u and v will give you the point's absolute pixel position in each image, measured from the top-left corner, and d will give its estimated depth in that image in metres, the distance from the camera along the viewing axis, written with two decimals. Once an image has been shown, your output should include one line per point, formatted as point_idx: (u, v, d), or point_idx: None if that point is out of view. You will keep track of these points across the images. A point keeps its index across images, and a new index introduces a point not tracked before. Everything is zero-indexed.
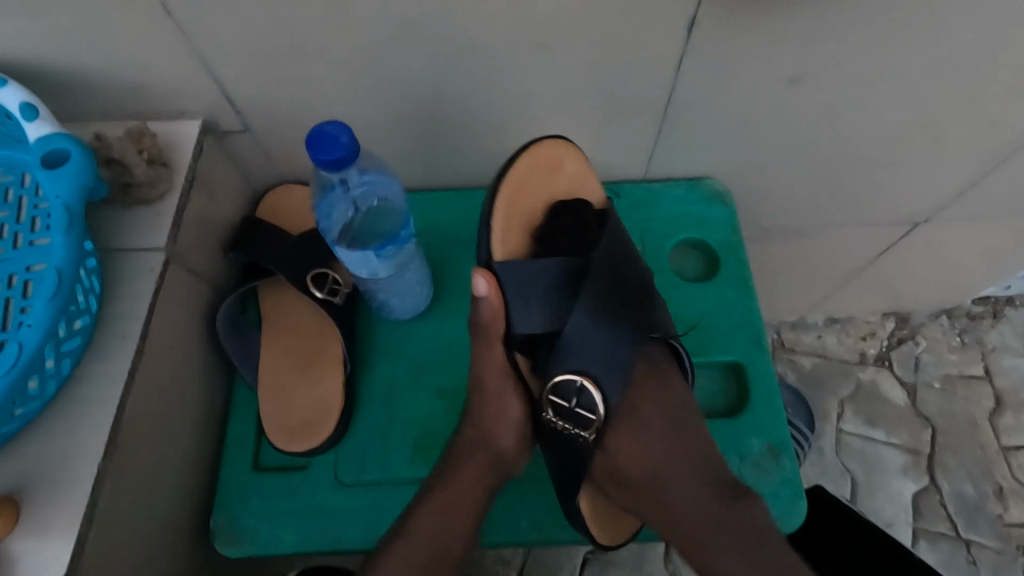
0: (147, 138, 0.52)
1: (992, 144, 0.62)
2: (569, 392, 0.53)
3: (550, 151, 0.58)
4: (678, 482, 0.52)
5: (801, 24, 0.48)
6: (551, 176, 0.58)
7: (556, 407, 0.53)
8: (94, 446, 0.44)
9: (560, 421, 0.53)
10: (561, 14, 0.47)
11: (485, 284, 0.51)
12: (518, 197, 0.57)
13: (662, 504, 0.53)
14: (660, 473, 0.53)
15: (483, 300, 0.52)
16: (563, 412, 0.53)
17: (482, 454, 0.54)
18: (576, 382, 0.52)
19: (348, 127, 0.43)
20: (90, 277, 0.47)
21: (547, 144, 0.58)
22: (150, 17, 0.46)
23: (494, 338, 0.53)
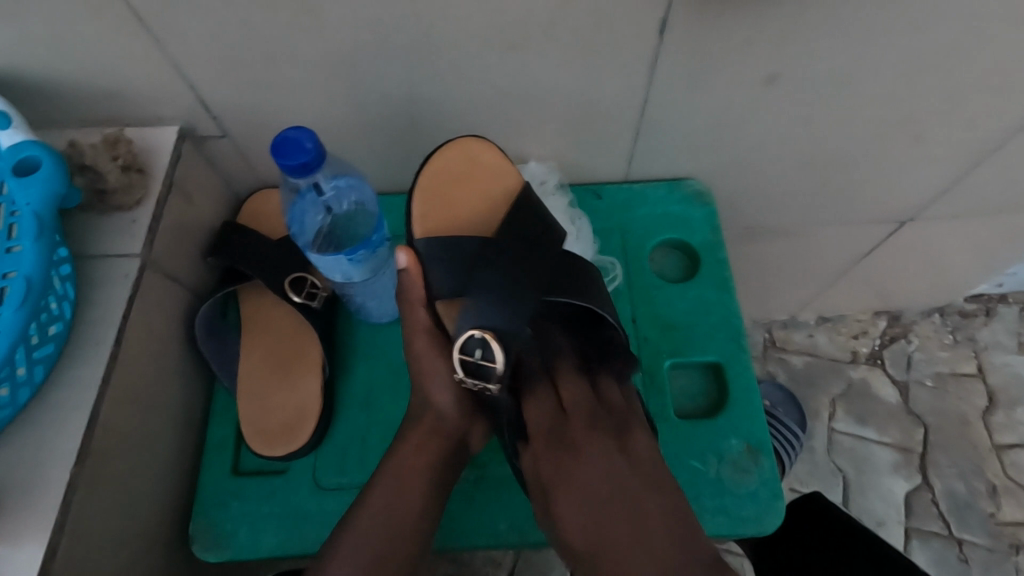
0: (122, 144, 0.52)
1: (972, 141, 0.62)
2: (472, 347, 0.51)
3: (473, 149, 0.57)
4: (620, 493, 0.47)
5: (774, 24, 0.48)
6: (472, 167, 0.57)
7: (462, 364, 0.51)
8: (66, 453, 0.44)
9: (469, 380, 0.52)
10: (532, 17, 0.47)
11: (405, 258, 0.53)
12: (438, 182, 0.57)
13: (616, 528, 0.45)
14: (608, 488, 0.48)
15: (405, 271, 0.53)
16: (469, 370, 0.51)
17: (427, 419, 0.55)
18: (478, 335, 0.50)
19: (313, 132, 0.44)
20: (64, 285, 0.48)
21: (475, 144, 0.57)
22: (121, 24, 0.46)
23: (416, 302, 0.54)
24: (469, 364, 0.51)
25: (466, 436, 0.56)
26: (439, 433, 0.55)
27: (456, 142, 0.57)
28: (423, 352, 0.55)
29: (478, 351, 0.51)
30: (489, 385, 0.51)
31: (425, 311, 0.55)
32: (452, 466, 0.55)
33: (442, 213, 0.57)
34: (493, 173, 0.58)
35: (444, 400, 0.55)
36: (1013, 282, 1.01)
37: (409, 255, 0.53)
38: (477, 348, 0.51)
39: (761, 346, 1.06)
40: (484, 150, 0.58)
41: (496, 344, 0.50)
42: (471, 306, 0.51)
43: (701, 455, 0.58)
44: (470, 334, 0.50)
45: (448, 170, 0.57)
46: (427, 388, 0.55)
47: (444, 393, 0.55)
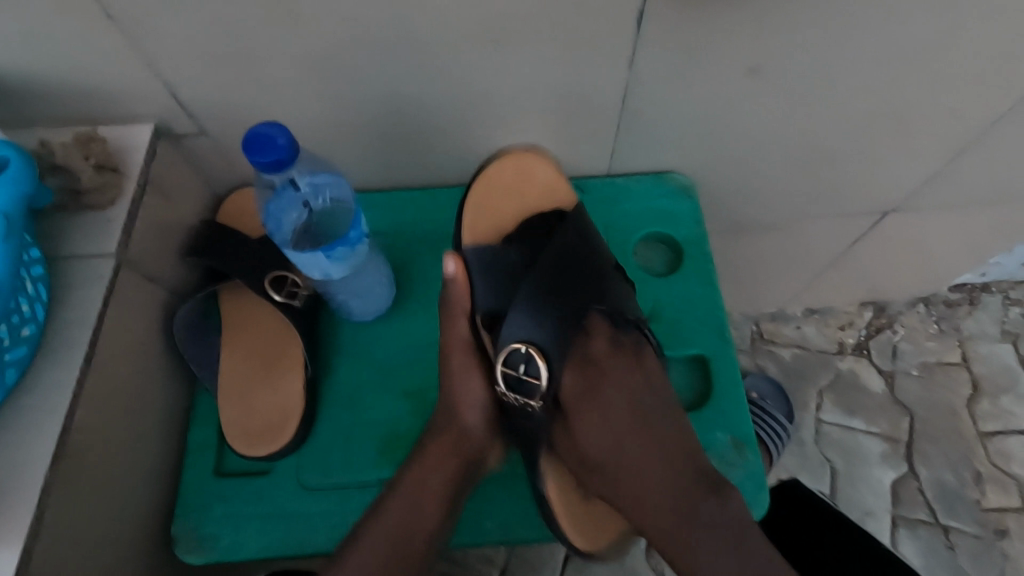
0: (96, 143, 0.51)
1: (951, 132, 0.62)
2: (516, 360, 0.53)
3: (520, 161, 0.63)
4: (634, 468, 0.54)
5: (752, 15, 0.47)
6: (519, 180, 0.63)
7: (506, 378, 0.54)
8: (41, 457, 0.44)
9: (511, 394, 0.54)
10: (509, 11, 0.47)
11: (455, 266, 0.55)
12: (486, 192, 0.62)
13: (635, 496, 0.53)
14: (624, 465, 0.54)
15: (453, 281, 0.55)
16: (514, 384, 0.54)
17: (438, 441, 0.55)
18: (522, 349, 0.53)
19: (285, 127, 0.43)
20: (36, 286, 0.47)
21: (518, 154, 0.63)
22: (90, 20, 0.45)
23: (460, 313, 0.56)
24: (514, 377, 0.54)
25: (484, 456, 0.57)
26: (458, 450, 0.55)
27: (502, 155, 0.62)
28: (460, 370, 0.56)
29: (522, 364, 0.53)
30: (533, 402, 0.54)
31: (466, 322, 0.57)
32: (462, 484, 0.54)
33: (489, 221, 0.61)
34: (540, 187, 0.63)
35: (474, 422, 0.56)
36: (997, 272, 1.02)
37: (458, 263, 0.55)
38: (522, 363, 0.53)
39: (749, 339, 1.06)
40: (534, 163, 0.63)
41: (540, 358, 0.53)
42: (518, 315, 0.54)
43: None
44: (514, 348, 0.53)
45: (496, 182, 0.62)
46: (456, 409, 0.55)
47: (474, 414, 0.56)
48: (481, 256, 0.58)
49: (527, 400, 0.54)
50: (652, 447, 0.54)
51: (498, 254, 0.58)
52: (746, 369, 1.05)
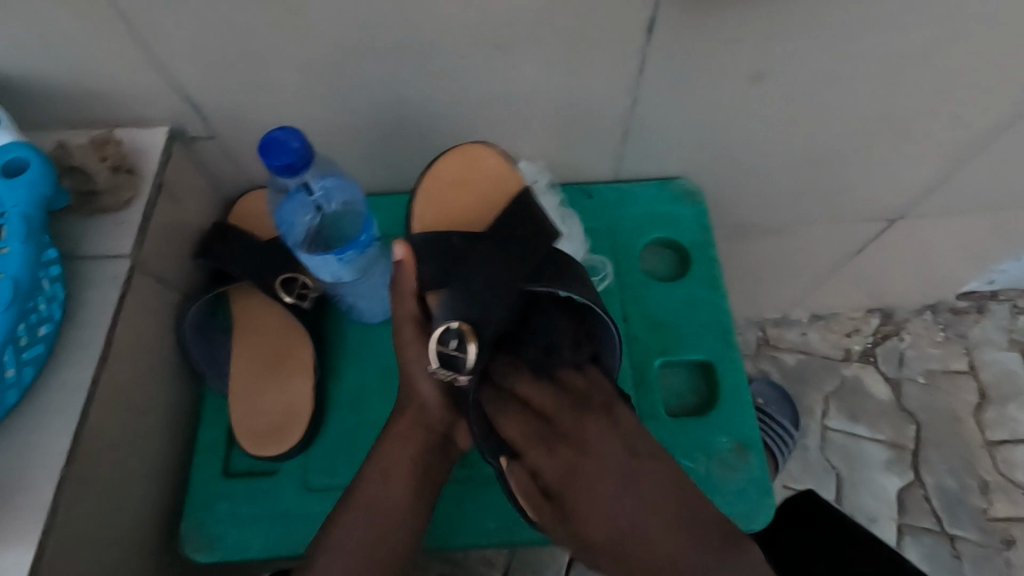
0: (110, 145, 0.53)
1: (957, 139, 0.63)
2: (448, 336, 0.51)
3: (478, 155, 0.59)
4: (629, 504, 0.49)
5: (759, 23, 0.48)
6: (472, 172, 0.59)
7: (437, 354, 0.52)
8: (55, 454, 0.45)
9: (442, 371, 0.52)
10: (518, 18, 0.47)
11: (403, 251, 0.53)
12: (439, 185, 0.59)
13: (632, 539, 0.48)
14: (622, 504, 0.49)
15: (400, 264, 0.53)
16: (445, 360, 0.52)
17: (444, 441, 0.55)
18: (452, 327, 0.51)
19: (299, 132, 0.44)
20: (54, 286, 0.47)
21: (476, 150, 0.60)
22: (107, 25, 0.46)
23: (409, 292, 0.54)
24: (446, 353, 0.52)
25: (450, 432, 0.56)
26: (422, 422, 0.54)
27: (460, 148, 0.59)
28: (409, 343, 0.54)
29: (455, 340, 0.51)
30: (459, 376, 0.52)
31: (414, 301, 0.54)
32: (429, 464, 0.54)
33: (439, 213, 0.59)
34: (494, 179, 0.60)
35: (428, 394, 0.54)
36: (1004, 279, 1.01)
37: (406, 248, 0.53)
38: (454, 339, 0.51)
39: (753, 344, 1.06)
40: (488, 156, 0.60)
41: (471, 337, 0.51)
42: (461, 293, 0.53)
43: (691, 452, 0.59)
44: (451, 325, 0.51)
45: (447, 174, 0.59)
46: (415, 381, 0.54)
47: (429, 384, 0.54)
48: (447, 241, 0.55)
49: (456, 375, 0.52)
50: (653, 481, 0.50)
51: (467, 245, 0.55)
52: (751, 374, 1.05)
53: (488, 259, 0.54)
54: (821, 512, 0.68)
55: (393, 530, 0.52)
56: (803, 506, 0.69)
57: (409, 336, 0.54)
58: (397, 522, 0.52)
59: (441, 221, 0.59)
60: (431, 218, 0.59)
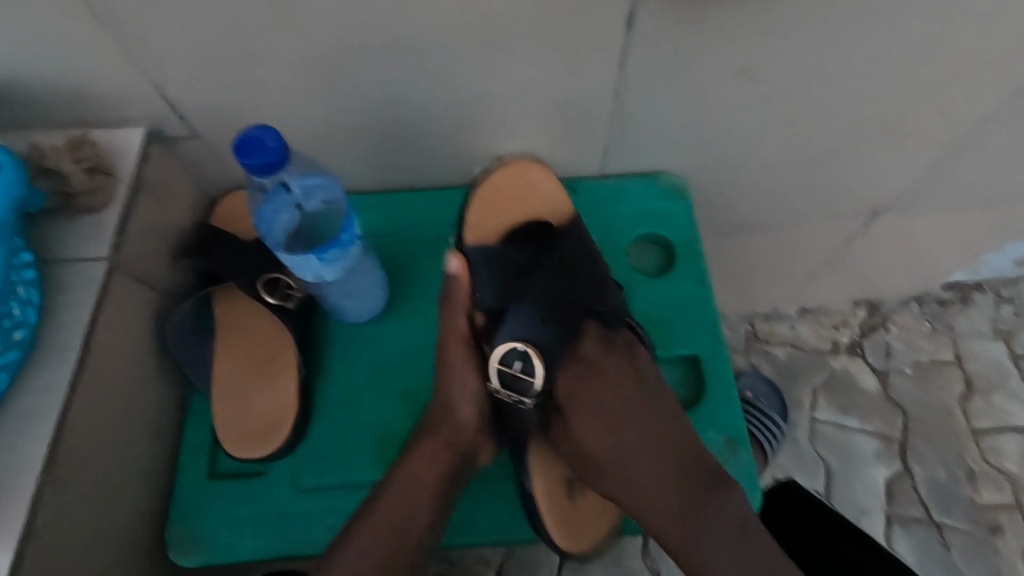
0: (87, 147, 0.51)
1: (940, 132, 0.63)
2: (511, 358, 0.53)
3: (537, 174, 0.63)
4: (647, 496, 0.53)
5: (741, 17, 0.48)
6: (528, 189, 0.63)
7: (500, 376, 0.54)
8: (33, 460, 0.44)
9: (504, 391, 0.54)
10: (500, 14, 0.47)
11: (458, 263, 0.54)
12: (491, 199, 0.63)
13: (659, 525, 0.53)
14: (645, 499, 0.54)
15: (455, 278, 0.54)
16: (508, 382, 0.54)
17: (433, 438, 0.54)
18: (519, 349, 0.53)
19: (275, 130, 0.43)
20: (28, 289, 0.47)
21: (533, 169, 0.63)
22: (82, 24, 0.45)
23: (461, 308, 0.55)
24: (508, 375, 0.54)
25: (474, 454, 0.56)
26: (452, 446, 0.54)
27: (521, 164, 0.63)
28: (456, 362, 0.55)
29: (518, 362, 0.53)
30: (526, 399, 0.54)
31: (465, 319, 0.55)
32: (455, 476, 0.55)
33: (495, 224, 0.62)
34: (545, 198, 0.62)
35: (467, 417, 0.55)
36: (989, 270, 1.02)
37: (461, 260, 0.54)
38: (518, 361, 0.53)
39: (744, 338, 1.06)
40: (540, 175, 0.63)
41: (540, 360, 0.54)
42: (517, 315, 0.54)
43: None
44: (511, 346, 0.53)
45: (510, 189, 0.63)
46: (450, 399, 0.55)
47: (468, 407, 0.55)
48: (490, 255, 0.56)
49: (521, 397, 0.54)
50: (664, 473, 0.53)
51: (501, 253, 0.57)
52: (741, 368, 1.05)
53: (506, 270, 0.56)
54: (804, 501, 0.68)
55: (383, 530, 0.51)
56: (784, 496, 0.69)
57: (456, 352, 0.55)
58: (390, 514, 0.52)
59: (490, 233, 0.62)
60: (487, 228, 0.62)
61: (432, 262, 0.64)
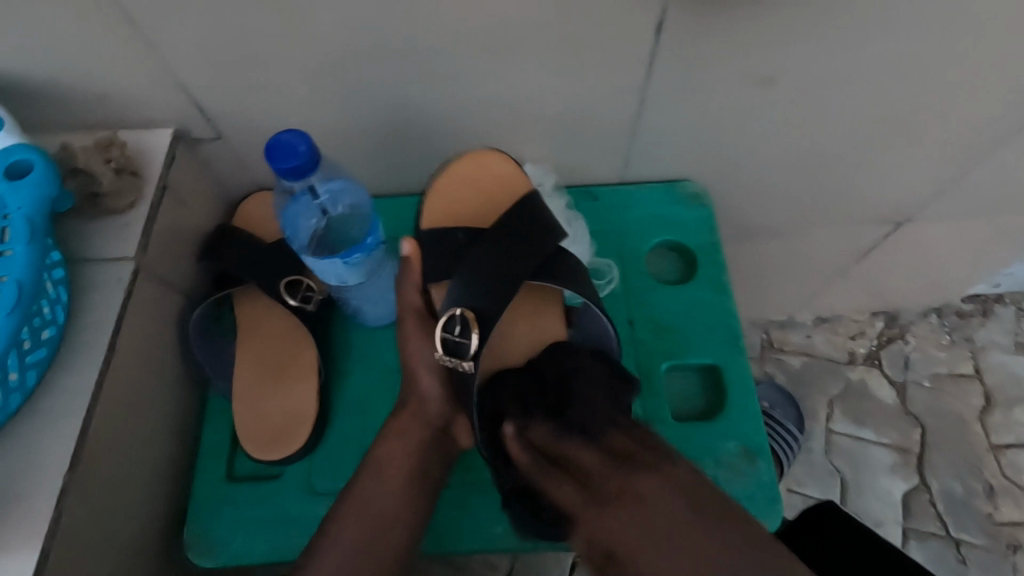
0: (115, 147, 0.52)
1: (967, 142, 0.62)
2: (453, 323, 0.53)
3: (498, 164, 0.60)
4: (625, 517, 0.44)
5: (770, 25, 0.47)
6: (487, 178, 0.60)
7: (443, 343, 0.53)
8: (58, 459, 0.44)
9: (447, 357, 0.53)
10: (526, 19, 0.47)
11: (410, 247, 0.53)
12: (450, 187, 0.60)
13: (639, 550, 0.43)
14: (623, 519, 0.44)
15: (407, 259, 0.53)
16: (450, 347, 0.53)
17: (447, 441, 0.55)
18: (456, 314, 0.52)
19: (306, 135, 0.43)
20: (56, 289, 0.47)
21: (494, 158, 0.60)
22: (113, 26, 0.46)
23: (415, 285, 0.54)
24: (450, 339, 0.52)
25: (449, 426, 0.55)
26: (419, 417, 0.54)
27: (481, 152, 0.60)
28: (410, 336, 0.54)
29: (460, 327, 0.53)
30: (465, 362, 0.52)
31: (418, 296, 0.55)
32: (428, 456, 0.54)
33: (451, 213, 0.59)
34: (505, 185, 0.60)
35: (432, 394, 0.54)
36: (1010, 283, 1.01)
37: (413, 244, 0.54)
38: (457, 326, 0.52)
39: (758, 347, 1.06)
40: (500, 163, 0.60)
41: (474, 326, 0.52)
42: (456, 287, 0.53)
43: (698, 457, 0.58)
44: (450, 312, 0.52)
45: (470, 177, 0.60)
46: (413, 374, 0.55)
47: (428, 377, 0.54)
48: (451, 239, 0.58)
49: (460, 362, 0.52)
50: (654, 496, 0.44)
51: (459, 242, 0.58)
52: (755, 377, 1.04)
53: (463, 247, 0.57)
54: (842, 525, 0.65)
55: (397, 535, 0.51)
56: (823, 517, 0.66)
57: (411, 324, 0.54)
58: (369, 505, 0.51)
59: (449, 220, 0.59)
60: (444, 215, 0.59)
61: None
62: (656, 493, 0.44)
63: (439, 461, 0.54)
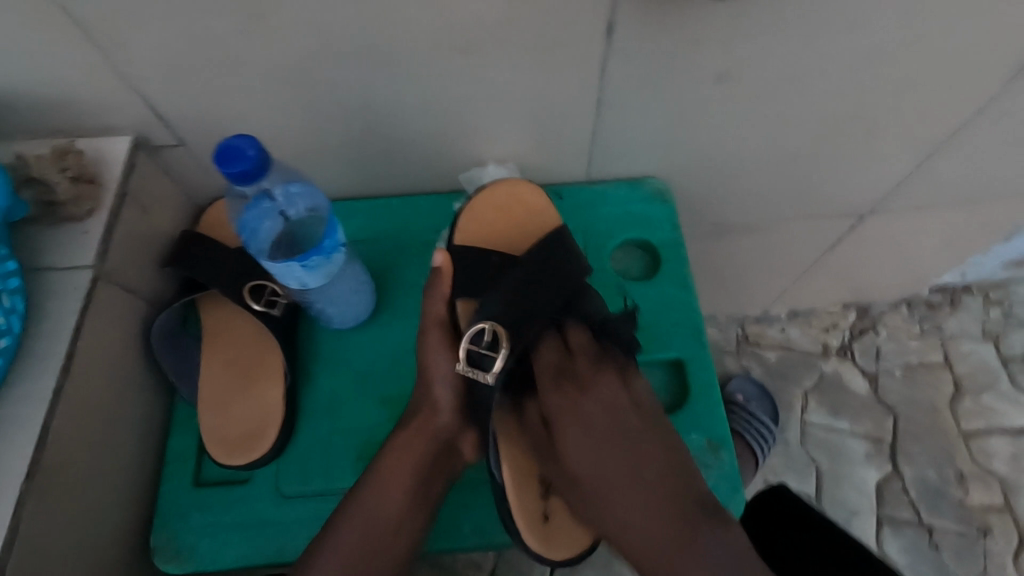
0: (71, 155, 0.52)
1: (921, 135, 0.64)
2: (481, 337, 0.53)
3: (535, 198, 0.63)
4: (589, 452, 0.53)
5: (721, 23, 0.48)
6: (516, 206, 0.63)
7: (468, 353, 0.53)
8: (16, 468, 0.44)
9: (469, 369, 0.53)
10: (480, 22, 0.48)
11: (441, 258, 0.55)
12: (483, 209, 0.62)
13: (604, 507, 0.52)
14: (595, 471, 0.53)
15: (438, 270, 0.56)
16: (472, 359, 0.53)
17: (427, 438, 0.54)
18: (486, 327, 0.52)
19: (255, 139, 0.44)
20: (13, 298, 0.47)
21: (532, 191, 0.63)
22: (64, 34, 0.46)
23: (441, 296, 0.55)
24: (476, 352, 0.53)
25: (455, 441, 0.56)
26: (428, 432, 0.54)
27: (520, 183, 0.63)
28: (431, 348, 0.55)
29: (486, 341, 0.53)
30: (489, 375, 0.52)
31: (445, 306, 0.55)
32: (432, 467, 0.55)
33: (479, 233, 0.62)
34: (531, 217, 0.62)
35: (448, 420, 0.55)
36: (977, 272, 1.03)
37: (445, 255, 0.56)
38: (487, 338, 0.53)
39: (734, 341, 1.07)
40: (529, 194, 0.63)
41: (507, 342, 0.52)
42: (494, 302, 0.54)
43: None
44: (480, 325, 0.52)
45: (498, 202, 0.62)
46: (428, 384, 0.55)
47: (444, 388, 0.54)
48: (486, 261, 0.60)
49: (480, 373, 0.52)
50: (603, 397, 0.55)
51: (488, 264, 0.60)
52: (732, 371, 1.06)
53: (478, 264, 0.60)
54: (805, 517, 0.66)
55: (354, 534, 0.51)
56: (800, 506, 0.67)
57: (434, 337, 0.55)
58: (369, 521, 0.52)
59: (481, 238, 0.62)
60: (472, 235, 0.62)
61: (415, 267, 0.65)
62: (607, 399, 0.55)
63: (441, 476, 0.55)
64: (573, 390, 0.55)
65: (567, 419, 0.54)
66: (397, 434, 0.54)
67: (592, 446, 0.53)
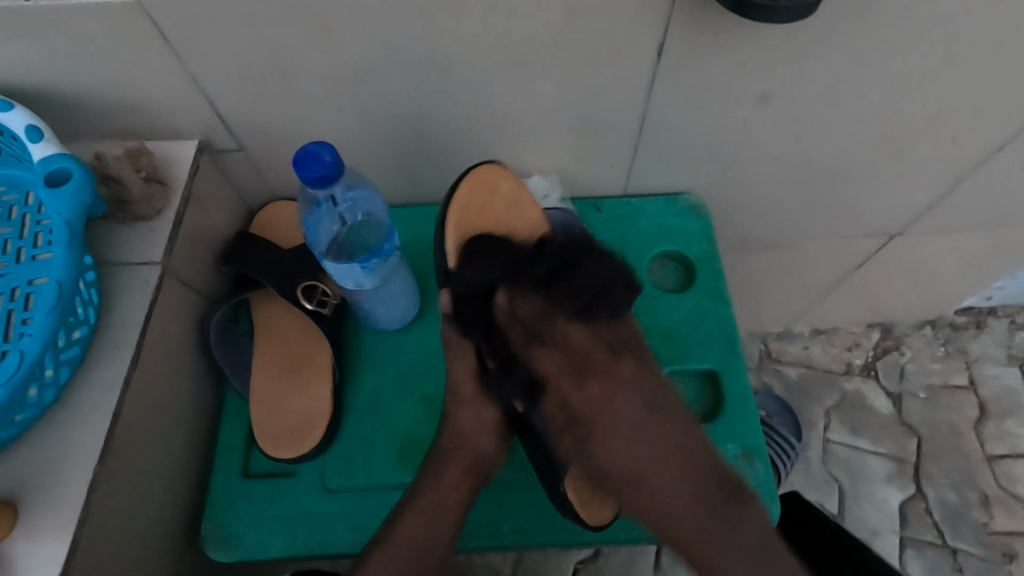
0: (144, 157, 0.55)
1: (955, 159, 0.65)
2: None
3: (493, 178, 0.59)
4: (615, 444, 0.53)
5: (768, 46, 0.50)
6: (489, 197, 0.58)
7: None
8: (88, 451, 0.46)
9: None
10: (535, 39, 0.50)
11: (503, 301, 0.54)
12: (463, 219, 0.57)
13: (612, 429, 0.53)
14: (627, 449, 0.53)
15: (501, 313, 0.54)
16: None
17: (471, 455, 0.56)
18: None
19: (331, 146, 0.46)
20: (89, 289, 0.49)
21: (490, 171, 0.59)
22: (148, 43, 0.49)
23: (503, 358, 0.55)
24: None
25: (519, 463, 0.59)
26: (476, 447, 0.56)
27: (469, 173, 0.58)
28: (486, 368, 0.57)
29: None
30: None
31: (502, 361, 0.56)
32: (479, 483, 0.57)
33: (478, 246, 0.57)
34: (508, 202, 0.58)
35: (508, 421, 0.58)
36: (1002, 295, 1.04)
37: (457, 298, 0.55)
38: None
39: (757, 357, 1.08)
40: (499, 176, 0.59)
41: None
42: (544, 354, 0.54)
43: None
44: None
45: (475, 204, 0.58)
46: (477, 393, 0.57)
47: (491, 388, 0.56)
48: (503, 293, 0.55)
49: None
50: (628, 394, 0.54)
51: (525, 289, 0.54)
52: (754, 387, 1.07)
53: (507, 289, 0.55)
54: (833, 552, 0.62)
55: (427, 530, 0.54)
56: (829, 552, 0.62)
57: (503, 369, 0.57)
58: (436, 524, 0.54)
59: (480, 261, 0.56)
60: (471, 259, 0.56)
61: None
62: (635, 384, 0.54)
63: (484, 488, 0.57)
64: (600, 384, 0.54)
65: (592, 408, 0.53)
66: (450, 439, 0.57)
67: (624, 417, 0.53)
